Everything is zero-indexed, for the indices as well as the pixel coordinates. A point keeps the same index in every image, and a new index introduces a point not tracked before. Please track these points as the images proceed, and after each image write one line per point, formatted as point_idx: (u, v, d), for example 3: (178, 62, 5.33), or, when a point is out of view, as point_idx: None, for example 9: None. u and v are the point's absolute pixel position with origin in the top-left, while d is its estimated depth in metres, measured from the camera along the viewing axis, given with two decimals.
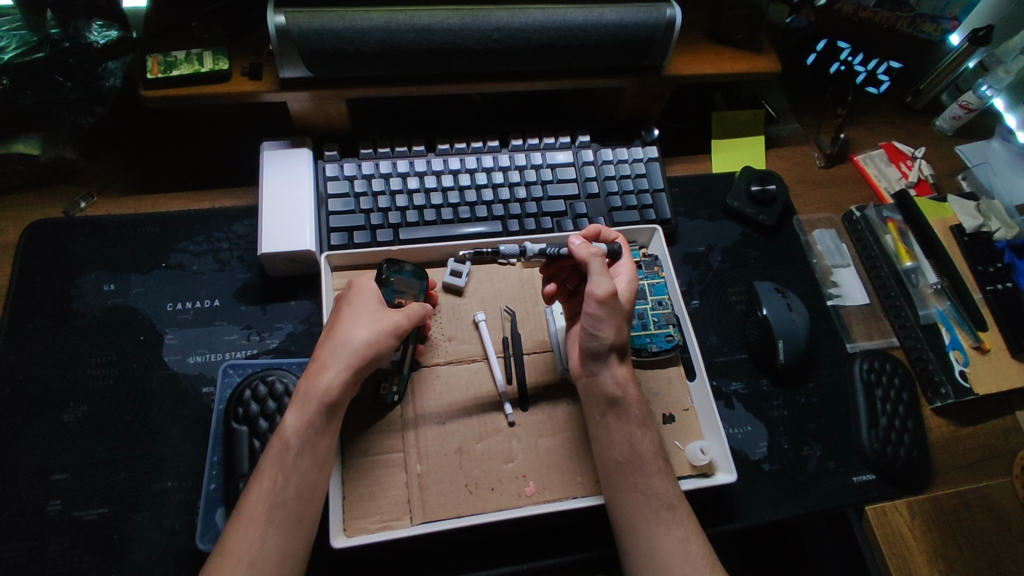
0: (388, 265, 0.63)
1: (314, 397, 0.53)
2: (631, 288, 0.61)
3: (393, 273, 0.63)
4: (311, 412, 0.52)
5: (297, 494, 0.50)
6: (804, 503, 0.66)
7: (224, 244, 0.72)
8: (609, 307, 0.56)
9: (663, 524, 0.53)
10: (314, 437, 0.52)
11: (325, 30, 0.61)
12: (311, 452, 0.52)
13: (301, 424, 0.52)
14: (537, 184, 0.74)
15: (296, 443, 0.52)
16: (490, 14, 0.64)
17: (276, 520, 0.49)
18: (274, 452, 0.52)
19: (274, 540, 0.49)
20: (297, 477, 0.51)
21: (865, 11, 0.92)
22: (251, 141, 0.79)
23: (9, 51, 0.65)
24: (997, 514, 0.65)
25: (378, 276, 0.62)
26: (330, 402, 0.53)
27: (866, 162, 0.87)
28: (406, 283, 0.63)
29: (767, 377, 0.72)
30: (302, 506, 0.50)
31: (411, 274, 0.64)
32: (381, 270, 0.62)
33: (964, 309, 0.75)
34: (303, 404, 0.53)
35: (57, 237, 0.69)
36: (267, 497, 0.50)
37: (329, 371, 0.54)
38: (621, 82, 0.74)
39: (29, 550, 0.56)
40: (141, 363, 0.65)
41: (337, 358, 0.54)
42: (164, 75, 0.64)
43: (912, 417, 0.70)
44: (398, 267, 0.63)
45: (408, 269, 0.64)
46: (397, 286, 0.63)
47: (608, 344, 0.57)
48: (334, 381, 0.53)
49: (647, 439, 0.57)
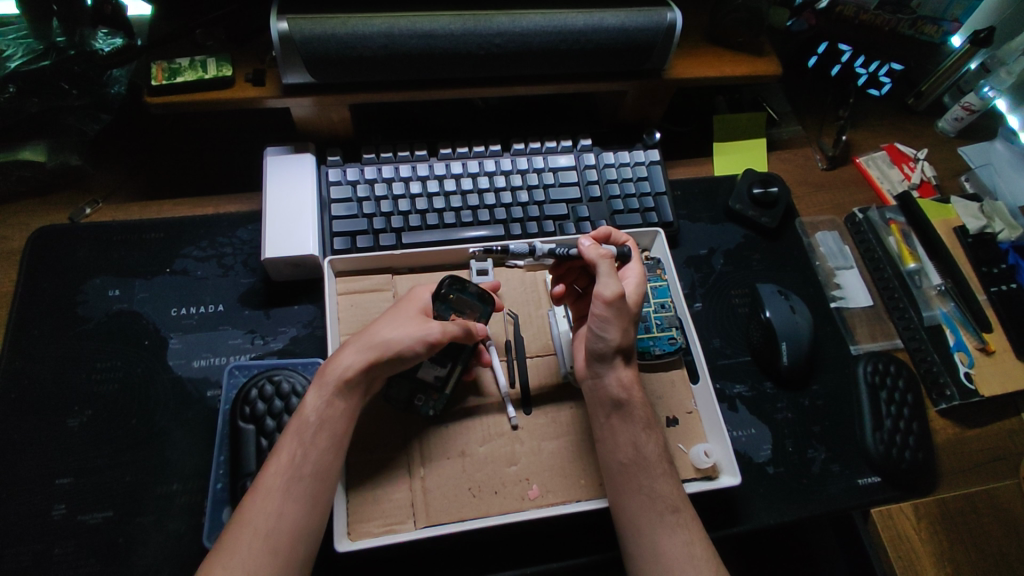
0: (452, 282, 0.62)
1: (333, 376, 0.53)
2: (641, 291, 0.61)
3: (455, 291, 0.62)
4: (330, 392, 0.53)
5: (314, 474, 0.50)
6: (809, 506, 0.65)
7: (227, 249, 0.72)
8: (616, 309, 0.56)
9: (664, 526, 0.53)
10: (333, 416, 0.53)
11: (326, 37, 0.61)
12: (329, 430, 0.52)
13: (321, 403, 0.53)
14: (538, 188, 0.74)
15: (315, 420, 0.52)
16: (491, 20, 0.65)
17: (294, 494, 0.50)
18: (293, 428, 0.52)
19: (291, 513, 0.49)
20: (315, 454, 0.51)
21: (866, 14, 0.92)
22: (254, 147, 0.79)
23: (17, 59, 0.66)
24: (1003, 515, 0.64)
25: (438, 289, 0.61)
26: (347, 386, 0.53)
27: (868, 164, 0.87)
28: (468, 303, 0.63)
29: (770, 379, 0.72)
30: (319, 486, 0.50)
31: (475, 297, 0.63)
32: (445, 283, 0.62)
33: (968, 311, 0.75)
34: (322, 384, 0.53)
35: (62, 243, 0.70)
36: (285, 470, 0.50)
37: (351, 355, 0.54)
38: (623, 86, 0.75)
39: (34, 554, 0.56)
40: (144, 369, 0.65)
41: (361, 344, 0.55)
42: (168, 81, 0.65)
43: (917, 419, 0.70)
44: (461, 287, 0.63)
45: (473, 291, 0.63)
46: (456, 304, 0.62)
47: (613, 346, 0.57)
48: (353, 363, 0.54)
49: (656, 440, 0.57)
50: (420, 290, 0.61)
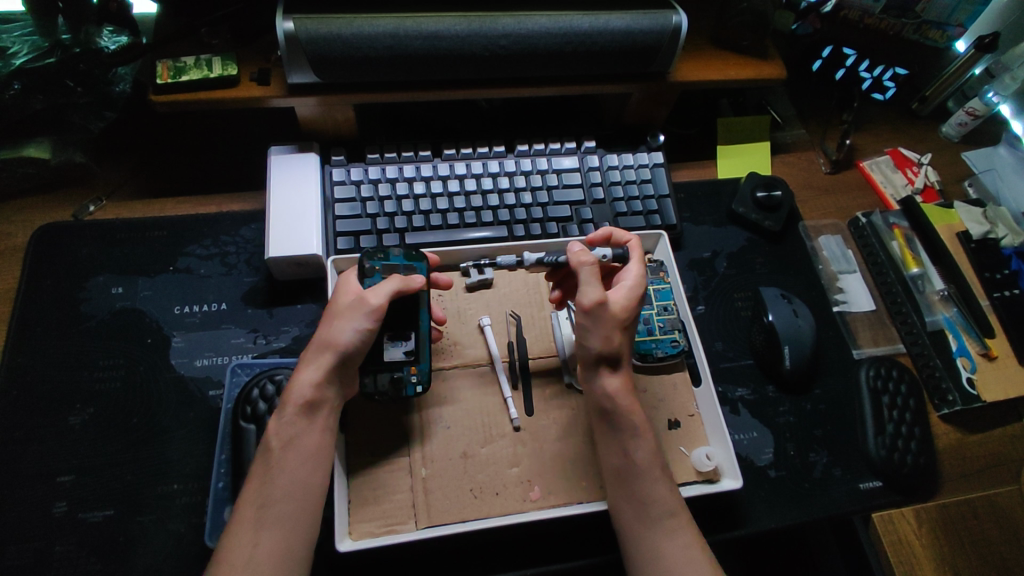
0: (369, 254, 0.61)
1: (293, 399, 0.53)
2: (633, 288, 0.59)
3: (378, 261, 0.61)
4: (291, 414, 0.53)
5: (288, 494, 0.50)
6: (810, 510, 0.65)
7: (231, 248, 0.72)
8: (594, 317, 0.55)
9: (661, 536, 0.52)
10: (299, 436, 0.52)
11: (333, 37, 0.61)
12: (296, 449, 0.52)
13: (281, 427, 0.52)
14: (543, 189, 0.74)
15: (278, 444, 0.52)
16: (497, 21, 0.65)
17: (267, 519, 0.49)
18: (260, 459, 0.52)
19: (268, 539, 0.49)
20: (284, 476, 0.51)
21: (870, 18, 0.94)
22: (258, 146, 0.80)
23: (21, 56, 0.65)
24: (1006, 522, 0.64)
25: (361, 265, 0.60)
26: (308, 402, 0.53)
27: (872, 168, 0.87)
28: (400, 267, 0.61)
29: (773, 384, 0.72)
30: (295, 506, 0.50)
31: (404, 258, 0.62)
32: (364, 258, 0.60)
33: (971, 316, 0.75)
34: (283, 408, 0.53)
35: (66, 239, 0.70)
36: (254, 499, 0.50)
37: (303, 372, 0.54)
38: (627, 89, 0.75)
39: (35, 552, 0.57)
40: (147, 366, 0.65)
41: (311, 358, 0.54)
42: (173, 80, 0.65)
43: (919, 424, 0.70)
44: (382, 254, 0.61)
45: (397, 254, 0.62)
46: (386, 272, 0.60)
47: (595, 353, 0.56)
48: (308, 379, 0.53)
49: (654, 451, 0.56)
50: (346, 276, 0.60)
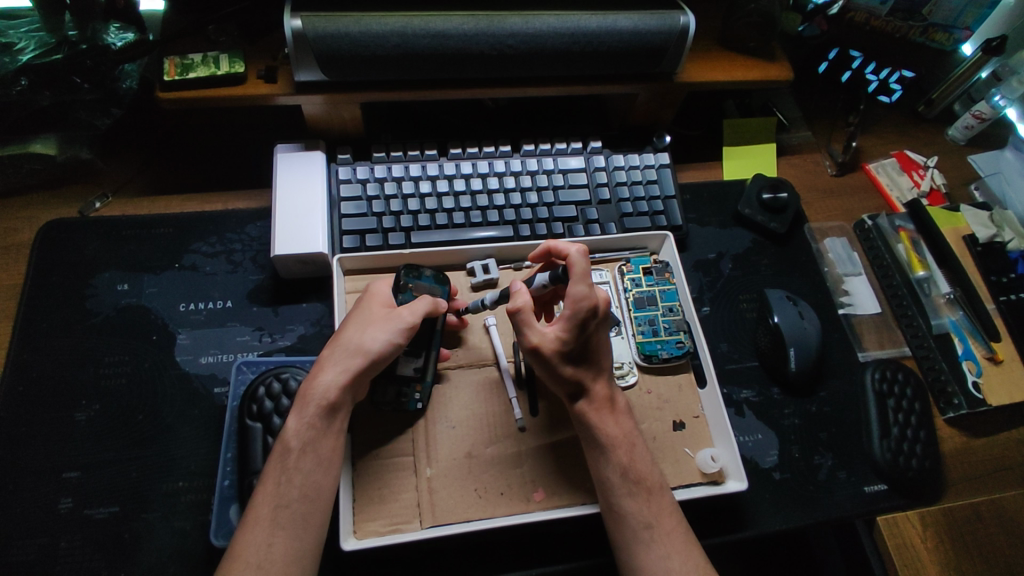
0: (407, 271, 0.63)
1: (315, 398, 0.53)
2: (573, 314, 0.55)
3: (412, 279, 0.62)
4: (311, 413, 0.52)
5: (302, 495, 0.50)
6: (815, 513, 0.65)
7: (236, 245, 0.72)
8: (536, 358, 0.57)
9: (652, 544, 0.52)
10: (316, 438, 0.52)
11: (340, 35, 0.61)
12: (313, 452, 0.52)
13: (302, 426, 0.52)
14: (549, 189, 0.74)
15: (297, 444, 0.52)
16: (504, 20, 0.65)
17: (281, 521, 0.49)
18: (276, 455, 0.52)
19: (281, 541, 0.49)
20: (300, 478, 0.51)
21: (876, 20, 0.93)
22: (264, 143, 0.79)
23: (28, 52, 0.66)
24: (1012, 526, 0.64)
25: (396, 281, 0.62)
26: (330, 405, 0.53)
27: (878, 171, 0.86)
28: (427, 287, 0.63)
29: (778, 386, 0.72)
30: (308, 506, 0.50)
31: (432, 279, 0.64)
32: (400, 274, 0.62)
33: (977, 319, 0.75)
34: (303, 405, 0.53)
35: (72, 234, 0.70)
36: (270, 499, 0.50)
37: (328, 372, 0.54)
38: (634, 89, 0.75)
39: (40, 548, 0.56)
40: (153, 363, 0.65)
41: (337, 360, 0.54)
42: (180, 77, 0.65)
43: (924, 427, 0.70)
44: (417, 273, 0.63)
45: (428, 275, 0.64)
46: (416, 291, 0.62)
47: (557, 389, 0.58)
48: (333, 382, 0.53)
49: (640, 459, 0.56)
50: (378, 285, 0.60)
